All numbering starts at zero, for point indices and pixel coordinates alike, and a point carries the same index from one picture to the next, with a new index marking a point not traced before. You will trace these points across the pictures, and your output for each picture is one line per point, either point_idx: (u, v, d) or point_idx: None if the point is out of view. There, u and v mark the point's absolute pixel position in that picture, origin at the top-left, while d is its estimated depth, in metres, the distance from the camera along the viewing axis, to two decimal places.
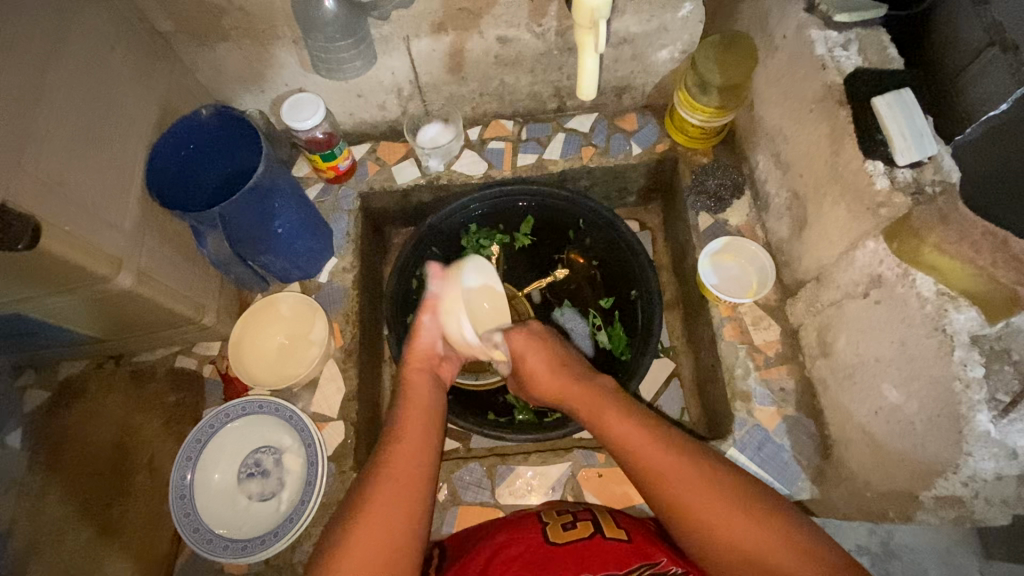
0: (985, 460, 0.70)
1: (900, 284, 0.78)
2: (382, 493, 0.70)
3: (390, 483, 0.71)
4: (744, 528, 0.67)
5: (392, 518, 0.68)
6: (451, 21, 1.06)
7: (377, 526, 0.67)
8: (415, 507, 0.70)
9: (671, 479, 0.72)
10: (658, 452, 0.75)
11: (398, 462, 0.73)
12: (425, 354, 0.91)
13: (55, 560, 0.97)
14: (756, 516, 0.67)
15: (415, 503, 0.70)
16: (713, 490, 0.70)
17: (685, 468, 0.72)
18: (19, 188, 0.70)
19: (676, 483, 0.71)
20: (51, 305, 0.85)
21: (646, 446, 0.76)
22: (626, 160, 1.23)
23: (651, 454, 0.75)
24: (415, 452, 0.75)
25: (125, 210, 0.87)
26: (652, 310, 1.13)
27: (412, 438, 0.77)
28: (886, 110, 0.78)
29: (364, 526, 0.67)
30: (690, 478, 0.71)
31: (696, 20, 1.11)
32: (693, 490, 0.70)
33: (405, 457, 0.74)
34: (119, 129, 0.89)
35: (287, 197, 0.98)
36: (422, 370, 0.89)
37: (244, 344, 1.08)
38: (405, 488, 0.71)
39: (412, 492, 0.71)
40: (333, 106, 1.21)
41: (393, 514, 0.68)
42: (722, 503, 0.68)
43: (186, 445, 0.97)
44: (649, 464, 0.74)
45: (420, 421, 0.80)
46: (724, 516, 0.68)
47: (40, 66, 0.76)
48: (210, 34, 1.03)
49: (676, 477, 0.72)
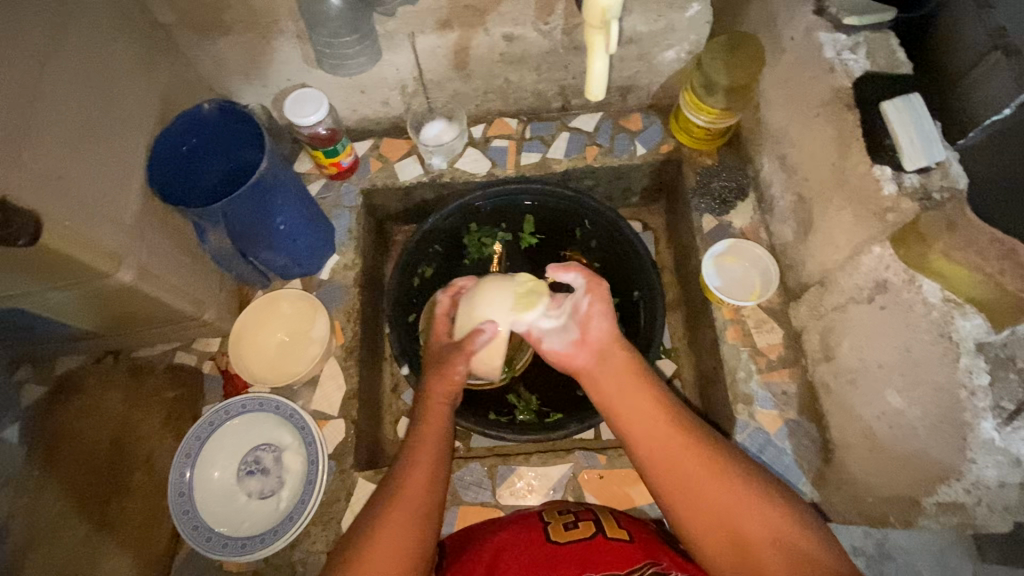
0: (988, 468, 0.71)
1: (906, 290, 0.78)
2: (393, 521, 0.69)
3: (400, 513, 0.70)
4: (770, 532, 0.65)
5: (404, 546, 0.68)
6: (457, 17, 1.05)
7: (389, 556, 0.67)
8: (424, 537, 0.70)
9: (695, 481, 0.69)
10: (680, 452, 0.71)
11: (409, 491, 0.72)
12: (451, 384, 0.85)
13: (46, 559, 0.94)
14: (780, 525, 0.65)
15: (424, 532, 0.70)
16: (739, 499, 0.67)
17: (712, 471, 0.69)
18: (20, 183, 0.69)
19: (707, 500, 0.68)
20: (51, 300, 0.84)
21: (666, 443, 0.73)
22: (630, 160, 1.22)
23: (670, 450, 0.72)
24: (425, 479, 0.74)
25: (126, 205, 0.86)
26: (655, 309, 1.12)
27: (425, 465, 0.75)
28: (895, 115, 0.77)
29: (375, 557, 0.67)
30: (712, 480, 0.69)
31: (703, 20, 1.11)
32: (716, 495, 0.68)
33: (415, 486, 0.73)
34: (119, 122, 0.88)
35: (289, 193, 0.97)
36: (443, 397, 0.84)
37: (244, 340, 1.07)
38: (415, 521, 0.70)
39: (425, 523, 0.71)
40: (336, 102, 1.20)
41: (403, 544, 0.68)
42: (747, 513, 0.66)
43: (185, 442, 0.96)
44: (685, 479, 0.70)
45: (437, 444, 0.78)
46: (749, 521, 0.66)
47: (42, 57, 0.75)
48: (213, 27, 1.02)
49: (707, 494, 0.68)
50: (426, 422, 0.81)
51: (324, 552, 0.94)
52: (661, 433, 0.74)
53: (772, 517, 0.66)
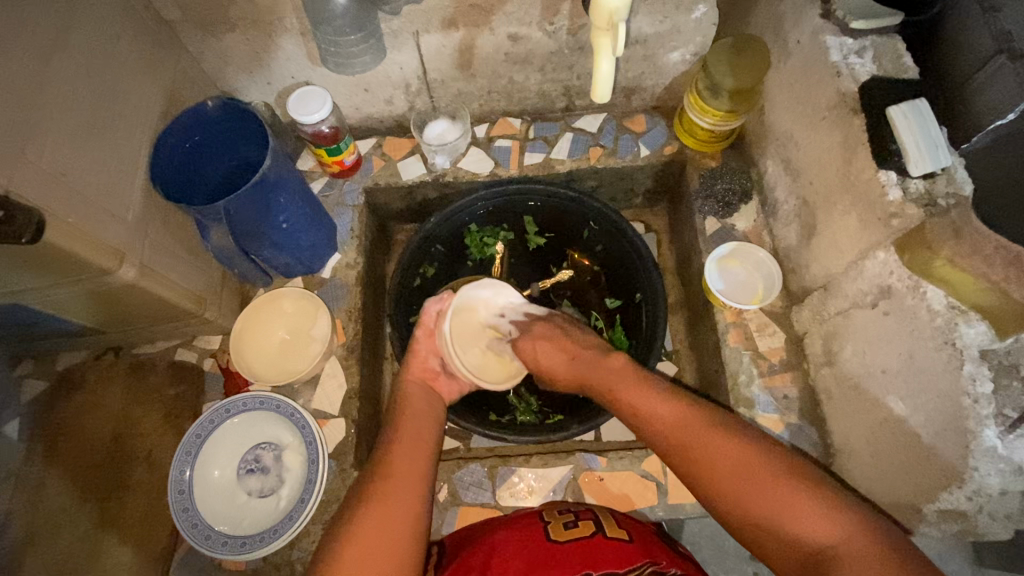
0: (991, 476, 0.70)
1: (910, 297, 0.78)
2: (393, 477, 0.73)
3: (402, 473, 0.74)
4: (764, 483, 0.64)
5: (404, 501, 0.71)
6: (462, 16, 1.04)
7: (388, 506, 0.70)
8: (420, 496, 0.73)
9: (682, 437, 0.71)
10: (679, 425, 0.72)
11: (399, 465, 0.75)
12: (422, 367, 0.95)
13: (54, 551, 0.95)
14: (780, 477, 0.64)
15: (414, 501, 0.72)
16: (733, 453, 0.67)
17: (699, 427, 0.70)
18: (24, 180, 0.69)
19: (694, 452, 0.69)
20: (52, 296, 0.84)
21: (665, 416, 0.74)
22: (634, 161, 1.22)
23: (657, 410, 0.75)
24: (412, 454, 0.78)
25: (128, 201, 0.86)
26: (657, 316, 1.12)
27: (412, 435, 0.81)
28: (901, 119, 0.77)
29: (377, 507, 0.69)
30: (713, 448, 0.68)
31: (709, 22, 1.10)
32: (705, 449, 0.68)
33: (404, 460, 0.76)
34: (124, 119, 0.88)
35: (291, 191, 0.97)
36: (419, 381, 0.93)
37: (244, 337, 1.07)
38: (410, 476, 0.74)
39: (419, 477, 0.75)
40: (340, 99, 1.20)
41: (392, 514, 0.69)
42: (741, 464, 0.66)
43: (186, 440, 0.96)
44: (673, 437, 0.72)
45: (422, 430, 0.82)
46: (750, 484, 0.64)
47: (45, 52, 0.75)
48: (217, 24, 1.02)
49: (696, 445, 0.69)
50: (407, 399, 0.89)
51: None
52: (663, 409, 0.75)
53: (768, 470, 0.64)
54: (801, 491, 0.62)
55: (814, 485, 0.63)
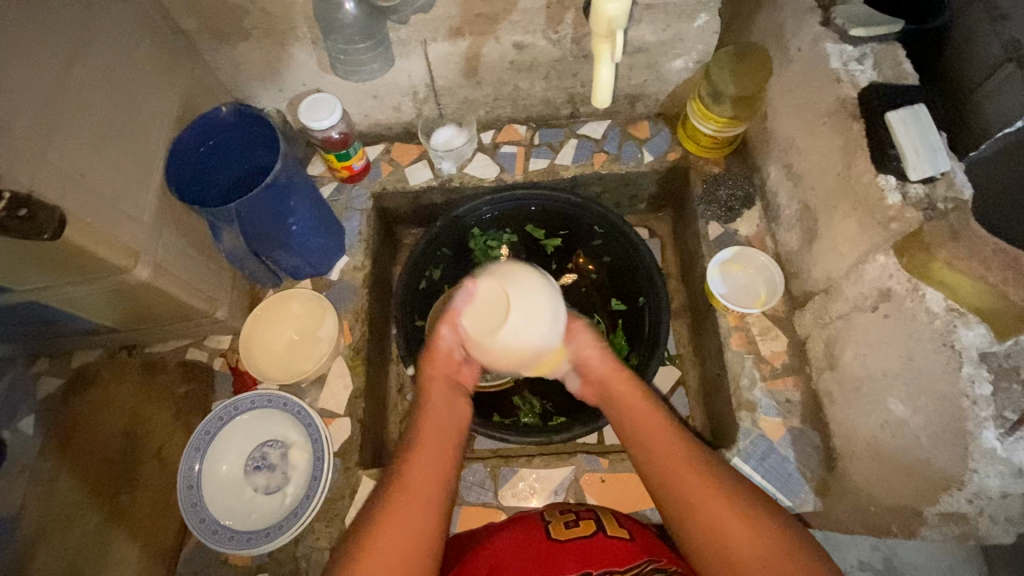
0: (991, 477, 0.71)
1: (909, 299, 0.78)
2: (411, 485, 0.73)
3: (420, 478, 0.74)
4: (764, 545, 0.65)
5: (416, 512, 0.70)
6: (468, 26, 1.07)
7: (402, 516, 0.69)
8: (433, 508, 0.72)
9: (693, 497, 0.71)
10: (681, 467, 0.74)
11: (416, 483, 0.73)
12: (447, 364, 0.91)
13: (65, 544, 0.97)
14: (778, 539, 0.66)
15: (428, 520, 0.71)
16: (739, 513, 0.68)
17: (711, 487, 0.71)
18: (46, 181, 0.72)
19: (705, 514, 0.69)
20: (70, 294, 0.87)
21: (666, 457, 0.76)
22: (637, 167, 1.23)
23: (674, 467, 0.75)
24: (433, 468, 0.75)
25: (144, 203, 0.89)
26: (659, 317, 1.14)
27: (432, 441, 0.79)
28: (900, 126, 0.79)
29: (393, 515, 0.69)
30: (711, 497, 0.70)
31: (712, 30, 1.12)
32: (713, 512, 0.69)
33: (424, 474, 0.74)
34: (141, 123, 0.90)
35: (302, 195, 0.99)
36: (441, 377, 0.89)
37: (254, 338, 1.10)
38: (427, 490, 0.73)
39: (434, 491, 0.73)
40: (349, 107, 1.23)
41: (411, 536, 0.68)
42: (741, 524, 0.67)
43: (195, 437, 0.98)
44: (686, 500, 0.71)
45: (444, 437, 0.80)
46: (722, 518, 0.68)
47: (68, 59, 0.79)
48: (232, 34, 1.05)
49: (708, 506, 0.69)
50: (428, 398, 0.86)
51: (327, 549, 0.95)
52: (682, 468, 0.74)
53: (769, 532, 0.66)
54: (773, 535, 0.66)
55: (786, 531, 0.67)
